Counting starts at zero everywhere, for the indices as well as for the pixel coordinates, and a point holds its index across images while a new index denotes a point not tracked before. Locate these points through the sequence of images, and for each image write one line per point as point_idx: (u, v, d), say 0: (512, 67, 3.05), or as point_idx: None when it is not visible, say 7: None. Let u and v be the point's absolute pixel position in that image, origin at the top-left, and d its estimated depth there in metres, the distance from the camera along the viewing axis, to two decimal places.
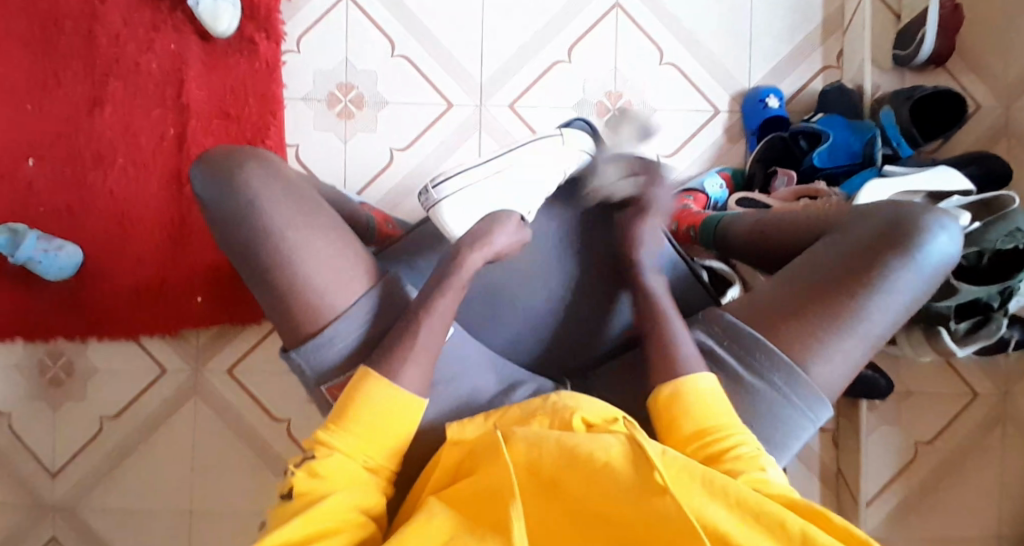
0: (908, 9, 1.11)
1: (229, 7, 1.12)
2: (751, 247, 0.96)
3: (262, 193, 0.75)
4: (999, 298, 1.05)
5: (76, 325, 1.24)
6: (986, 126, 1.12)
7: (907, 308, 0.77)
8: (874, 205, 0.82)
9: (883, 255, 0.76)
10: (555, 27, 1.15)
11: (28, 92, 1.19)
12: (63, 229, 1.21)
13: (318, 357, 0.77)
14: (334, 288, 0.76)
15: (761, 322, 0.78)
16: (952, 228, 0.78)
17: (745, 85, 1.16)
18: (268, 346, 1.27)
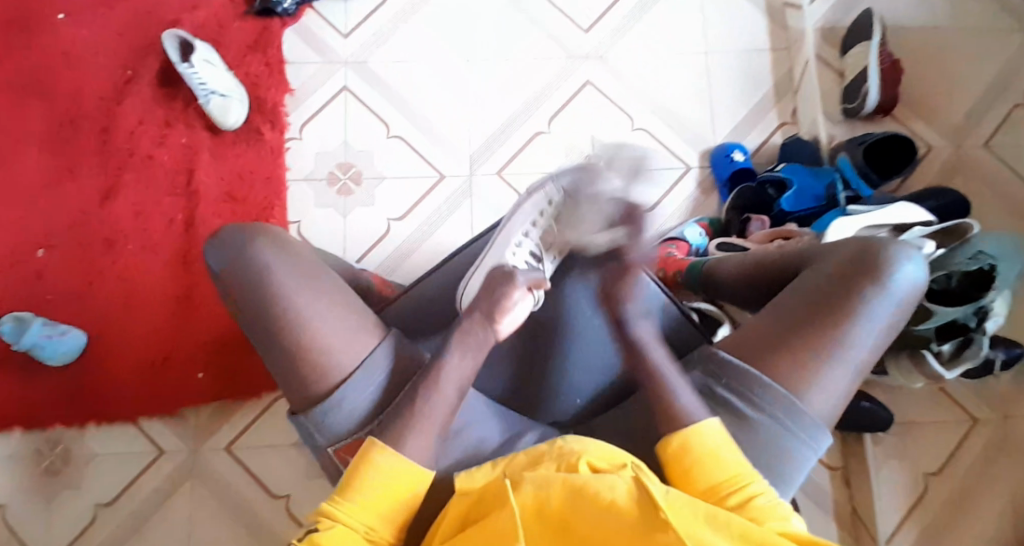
0: (851, 64, 1.23)
1: (239, 100, 1.22)
2: (738, 289, 0.98)
3: (272, 260, 0.78)
4: (975, 318, 1.07)
5: (77, 410, 1.26)
6: (939, 165, 1.22)
7: (887, 334, 0.79)
8: (844, 240, 0.85)
9: (857, 286, 0.78)
10: (537, 102, 1.24)
11: (44, 187, 1.28)
12: (70, 314, 1.26)
13: (329, 420, 0.77)
14: (342, 343, 0.77)
15: (750, 356, 0.80)
16: (920, 258, 0.80)
17: (711, 143, 1.25)
18: (269, 421, 1.27)
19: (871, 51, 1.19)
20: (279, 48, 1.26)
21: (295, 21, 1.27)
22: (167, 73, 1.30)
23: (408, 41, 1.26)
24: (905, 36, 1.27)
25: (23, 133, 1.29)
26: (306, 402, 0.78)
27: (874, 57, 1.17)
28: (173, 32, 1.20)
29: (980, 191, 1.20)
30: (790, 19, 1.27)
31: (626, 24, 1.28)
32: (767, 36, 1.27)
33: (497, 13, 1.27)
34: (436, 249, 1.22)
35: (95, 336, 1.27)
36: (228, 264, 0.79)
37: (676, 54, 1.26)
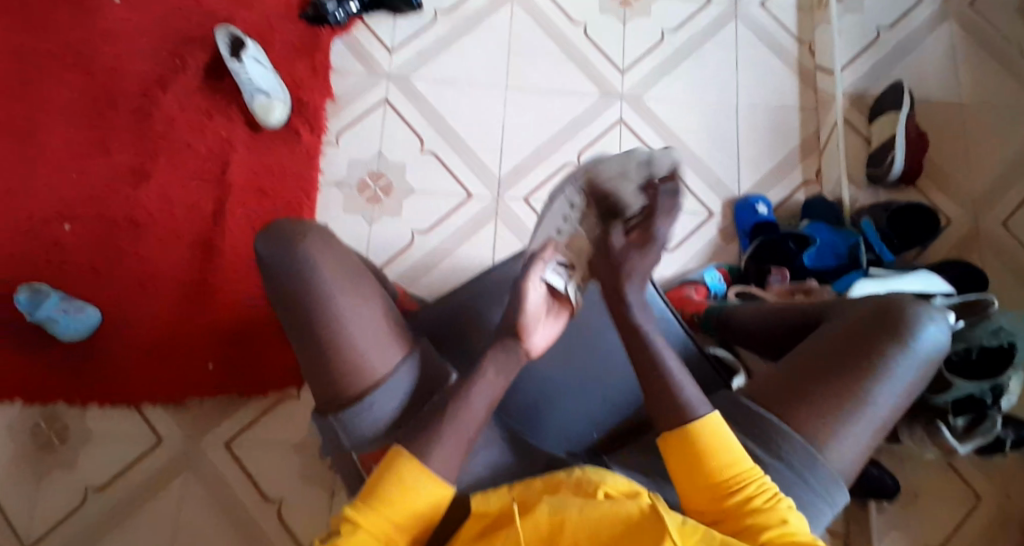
0: (878, 131, 1.27)
1: (282, 101, 1.25)
2: (760, 334, 1.03)
3: (322, 260, 0.82)
4: (991, 395, 1.11)
5: (80, 389, 1.26)
6: (956, 237, 1.26)
7: (908, 392, 0.83)
8: (865, 299, 0.89)
9: (881, 344, 0.82)
10: (567, 134, 1.26)
11: (77, 162, 1.30)
12: (85, 291, 1.27)
13: (355, 424, 0.82)
14: (376, 355, 0.82)
15: (774, 406, 0.82)
16: (942, 319, 0.85)
17: (735, 192, 1.28)
18: (273, 421, 1.28)
19: (899, 120, 1.23)
20: (327, 56, 1.28)
21: (345, 32, 1.30)
22: (212, 67, 1.32)
23: (451, 62, 1.28)
24: (931, 109, 1.30)
25: (61, 107, 1.31)
26: (337, 405, 0.82)
27: (904, 124, 1.21)
28: (227, 30, 1.24)
29: (992, 266, 1.25)
30: (821, 83, 1.29)
31: (666, 67, 1.28)
32: (797, 95, 1.29)
33: (539, 44, 1.28)
34: (457, 266, 1.25)
35: (107, 316, 1.28)
36: (274, 259, 0.82)
37: (711, 104, 1.27)
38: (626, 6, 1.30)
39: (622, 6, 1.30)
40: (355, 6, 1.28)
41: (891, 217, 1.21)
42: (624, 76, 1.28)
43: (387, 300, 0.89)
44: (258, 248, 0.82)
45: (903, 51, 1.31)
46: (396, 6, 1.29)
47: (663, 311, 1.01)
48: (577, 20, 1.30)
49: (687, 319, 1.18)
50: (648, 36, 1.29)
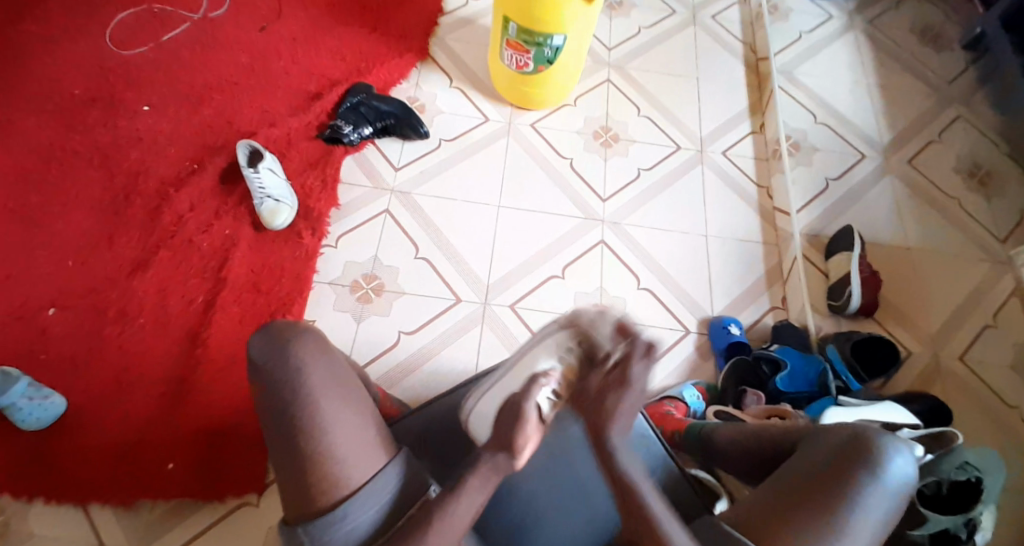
0: (835, 266, 1.35)
1: (289, 206, 1.34)
2: (732, 457, 1.02)
3: (309, 367, 0.84)
4: (966, 530, 1.00)
5: (27, 483, 1.15)
6: (919, 368, 1.29)
7: (880, 527, 0.83)
8: (836, 426, 0.91)
9: (852, 473, 0.84)
10: (551, 251, 1.36)
11: (74, 250, 1.30)
12: (57, 378, 1.21)
13: (327, 536, 0.79)
14: (354, 461, 0.82)
15: (752, 532, 0.83)
16: (908, 452, 0.86)
17: (708, 313, 1.35)
18: (227, 532, 1.16)
19: (852, 260, 1.33)
20: (337, 170, 1.40)
21: (357, 150, 1.43)
22: (227, 172, 1.39)
23: (449, 182, 1.41)
24: (882, 250, 1.39)
25: (70, 196, 1.34)
26: (308, 517, 0.81)
27: (856, 263, 1.30)
28: (247, 142, 1.34)
29: (956, 397, 1.26)
30: (780, 221, 1.42)
31: (641, 200, 1.42)
32: (759, 231, 1.42)
33: (531, 173, 1.43)
34: (439, 367, 1.27)
35: (74, 405, 1.20)
36: (266, 360, 0.84)
37: (682, 233, 1.40)
38: (606, 146, 1.47)
39: (604, 146, 1.47)
40: (368, 130, 1.43)
41: (854, 346, 1.25)
42: (605, 202, 1.41)
43: (374, 408, 0.89)
44: (251, 346, 0.85)
45: (851, 200, 1.44)
46: (404, 132, 1.44)
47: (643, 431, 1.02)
48: (564, 154, 1.45)
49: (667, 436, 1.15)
50: (626, 172, 1.44)
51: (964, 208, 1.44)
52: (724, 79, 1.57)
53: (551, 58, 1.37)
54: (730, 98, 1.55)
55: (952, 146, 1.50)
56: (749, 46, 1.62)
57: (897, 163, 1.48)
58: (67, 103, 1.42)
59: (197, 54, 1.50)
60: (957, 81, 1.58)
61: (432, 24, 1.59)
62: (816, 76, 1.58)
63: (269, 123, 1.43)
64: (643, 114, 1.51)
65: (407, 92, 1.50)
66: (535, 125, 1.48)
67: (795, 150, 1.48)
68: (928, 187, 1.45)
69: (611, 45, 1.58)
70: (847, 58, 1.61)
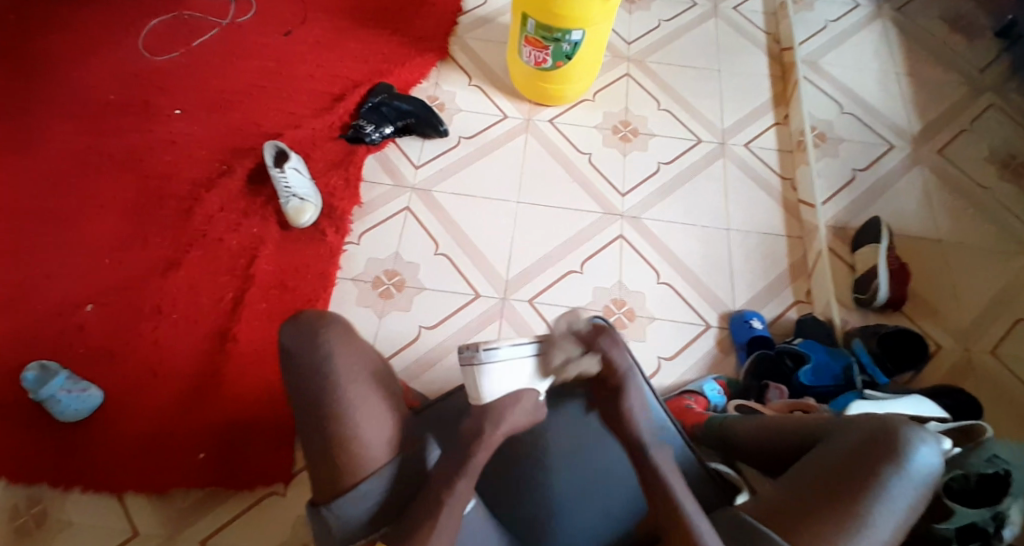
0: (861, 260, 1.32)
1: (314, 204, 1.37)
2: (755, 448, 0.99)
3: (339, 354, 0.85)
4: (995, 524, 0.95)
5: (65, 473, 1.20)
6: (951, 363, 1.25)
7: (905, 519, 0.81)
8: (860, 416, 0.89)
9: (876, 464, 0.82)
10: (570, 246, 1.37)
11: (111, 250, 1.35)
12: (93, 373, 1.26)
13: (348, 516, 0.83)
14: (378, 444, 0.84)
15: (776, 525, 0.81)
16: (935, 442, 0.84)
17: (730, 307, 1.32)
18: (253, 521, 1.19)
19: (880, 251, 1.29)
20: (360, 168, 1.43)
21: (379, 149, 1.46)
22: (254, 173, 1.43)
23: (469, 179, 1.43)
24: (911, 242, 1.35)
25: (107, 198, 1.39)
26: (332, 496, 0.84)
27: (883, 254, 1.26)
28: (273, 144, 1.37)
29: (988, 394, 1.22)
30: (804, 214, 1.40)
31: (660, 194, 1.41)
32: (782, 223, 1.40)
33: (550, 170, 1.44)
34: (459, 361, 1.28)
35: (110, 398, 1.25)
36: (295, 347, 0.85)
37: (703, 227, 1.39)
38: (625, 141, 1.47)
39: (622, 141, 1.47)
40: (390, 129, 1.45)
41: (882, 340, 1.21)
42: (624, 197, 1.41)
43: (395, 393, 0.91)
44: (281, 334, 0.86)
45: (878, 191, 1.41)
46: (425, 131, 1.46)
47: (663, 422, 1.00)
48: (582, 150, 1.46)
49: (688, 430, 1.12)
50: (645, 166, 1.44)
51: (998, 198, 1.39)
52: (746, 70, 1.55)
53: (568, 54, 1.38)
54: (752, 90, 1.53)
55: (984, 136, 1.45)
56: (772, 37, 1.60)
57: (926, 153, 1.44)
58: (104, 109, 1.48)
59: (226, 60, 1.55)
60: (989, 69, 1.54)
61: (452, 23, 1.61)
62: (841, 66, 1.55)
63: (295, 125, 1.47)
64: (663, 108, 1.50)
65: (427, 91, 1.53)
66: (554, 121, 1.49)
67: (819, 142, 1.45)
68: (959, 178, 1.41)
69: (630, 40, 1.57)
70: (873, 47, 1.58)
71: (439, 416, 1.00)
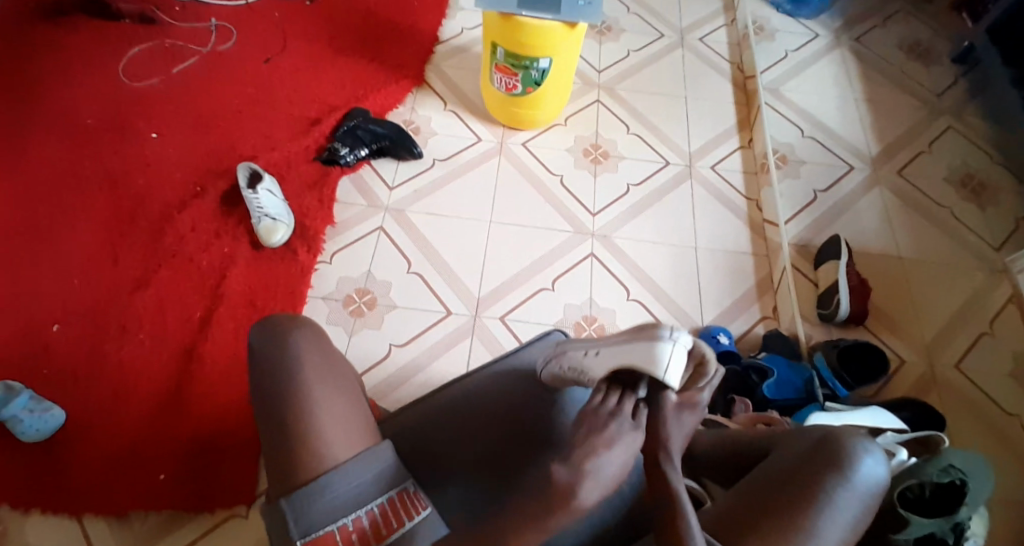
0: (823, 276, 1.34)
1: (286, 225, 1.38)
2: (716, 461, 0.98)
3: (303, 350, 0.87)
4: (953, 535, 0.94)
5: (23, 495, 1.17)
6: (914, 376, 1.26)
7: (852, 529, 0.80)
8: (809, 430, 0.89)
9: (820, 475, 0.82)
10: (541, 264, 1.38)
11: (80, 270, 1.35)
12: (56, 393, 1.24)
13: (311, 507, 0.79)
14: (342, 444, 0.83)
15: (725, 538, 0.80)
16: (880, 453, 0.84)
17: (699, 323, 1.34)
18: (217, 542, 1.17)
19: (839, 266, 1.31)
20: (333, 190, 1.45)
21: (353, 171, 1.48)
22: (228, 194, 1.45)
23: (440, 200, 1.45)
24: (873, 260, 1.38)
25: (79, 219, 1.40)
26: (292, 487, 0.81)
27: (842, 269, 1.28)
28: (248, 165, 1.40)
29: (952, 407, 1.24)
30: (769, 233, 1.42)
31: (631, 213, 1.44)
32: (749, 242, 1.42)
33: (521, 190, 1.46)
34: (430, 378, 1.28)
35: (72, 418, 1.23)
36: (260, 342, 0.87)
37: (671, 245, 1.41)
38: (597, 162, 1.50)
39: (593, 163, 1.50)
40: (364, 152, 1.47)
41: (841, 352, 1.23)
42: (594, 217, 1.43)
43: (363, 398, 0.91)
44: (252, 333, 0.89)
45: (841, 210, 1.44)
46: (399, 153, 1.49)
47: None
48: (554, 171, 1.48)
49: None
50: (616, 188, 1.47)
51: (957, 217, 1.43)
52: (712, 96, 1.60)
53: (537, 80, 1.42)
54: (720, 114, 1.58)
55: (942, 157, 1.50)
56: (736, 65, 1.66)
57: (887, 173, 1.48)
58: (82, 131, 1.50)
59: (204, 85, 1.57)
60: (946, 94, 1.60)
61: (428, 52, 1.65)
62: (803, 92, 1.60)
63: (269, 147, 1.49)
64: (632, 132, 1.54)
65: (403, 116, 1.56)
66: (526, 144, 1.52)
67: (782, 163, 1.49)
68: (919, 197, 1.45)
69: (600, 68, 1.62)
70: (834, 73, 1.63)
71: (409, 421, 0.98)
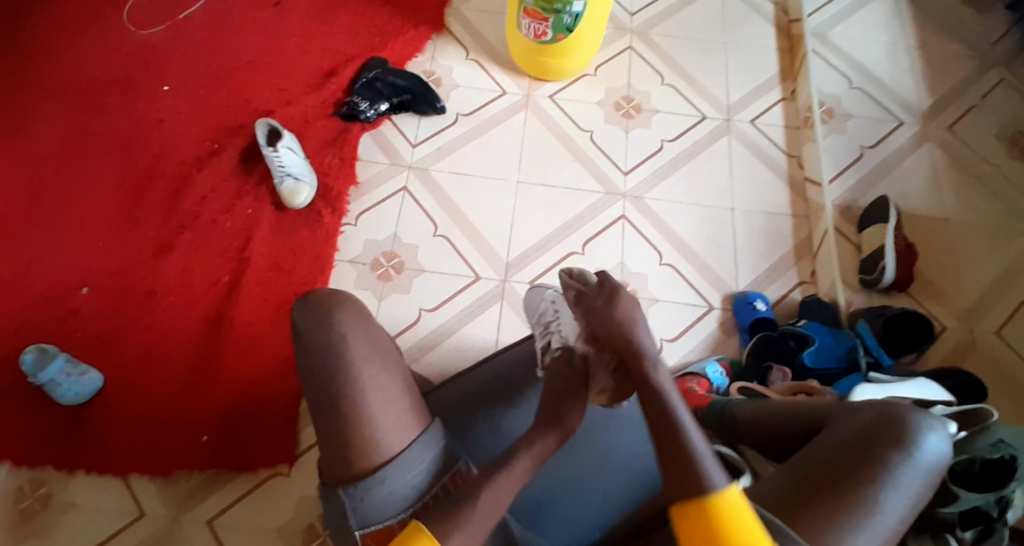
0: (867, 240, 1.29)
1: (308, 184, 1.33)
2: (761, 434, 0.96)
3: (350, 332, 0.82)
4: (997, 508, 0.94)
5: (67, 458, 1.17)
6: (952, 344, 1.23)
7: (911, 506, 0.78)
8: (866, 403, 0.86)
9: (881, 451, 0.79)
10: (572, 227, 1.34)
11: (102, 233, 1.32)
12: (89, 357, 1.23)
13: (366, 500, 0.77)
14: (395, 426, 0.79)
15: (782, 508, 0.78)
16: (944, 429, 0.82)
17: (734, 288, 1.30)
18: (259, 501, 1.17)
19: (886, 232, 1.26)
20: (355, 147, 1.39)
21: (373, 127, 1.42)
22: (247, 151, 1.39)
23: (466, 157, 1.39)
24: (919, 222, 1.33)
25: (95, 179, 1.36)
26: (349, 478, 0.78)
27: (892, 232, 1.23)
28: (266, 121, 1.34)
29: (992, 377, 1.21)
30: (810, 192, 1.37)
31: (664, 172, 1.38)
32: (787, 202, 1.37)
33: (549, 147, 1.40)
34: (460, 344, 1.26)
35: (108, 382, 1.22)
36: (305, 326, 0.83)
37: (706, 206, 1.36)
38: (628, 117, 1.43)
39: (625, 118, 1.43)
40: (384, 106, 1.41)
41: (887, 321, 1.18)
42: (626, 176, 1.38)
43: (411, 376, 0.87)
44: (292, 313, 0.84)
45: (886, 167, 1.37)
46: (421, 108, 1.42)
47: None
48: (584, 127, 1.42)
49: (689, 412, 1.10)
50: (648, 144, 1.40)
51: (1006, 176, 1.36)
52: (751, 42, 1.51)
53: (570, 26, 1.33)
54: (761, 62, 1.49)
55: (995, 111, 1.42)
56: (779, 7, 1.55)
57: (935, 129, 1.41)
58: (91, 86, 1.43)
59: (214, 34, 1.49)
60: (1001, 42, 1.49)
61: None
62: (850, 38, 1.50)
63: (286, 101, 1.43)
64: (666, 83, 1.46)
65: (424, 66, 1.48)
66: (554, 97, 1.45)
67: (827, 118, 1.42)
68: (968, 154, 1.38)
69: (633, 12, 1.53)
70: (883, 17, 1.53)
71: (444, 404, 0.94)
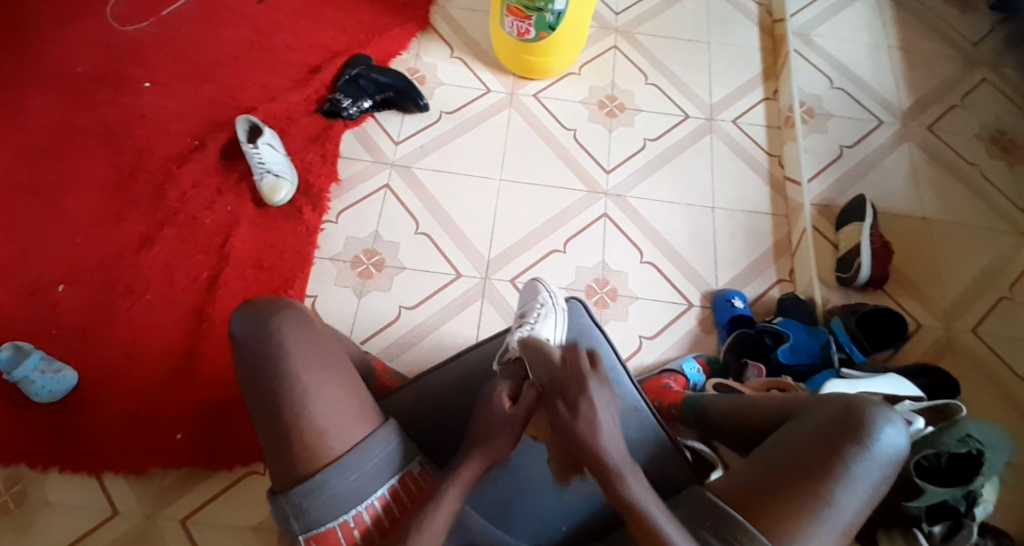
0: (845, 238, 1.30)
1: (289, 181, 1.33)
2: (729, 428, 0.97)
3: (290, 339, 0.81)
4: (964, 503, 0.95)
5: (42, 455, 1.17)
6: (929, 341, 1.24)
7: (868, 500, 0.77)
8: (829, 396, 0.85)
9: (838, 445, 0.78)
10: (553, 225, 1.34)
11: (83, 228, 1.32)
12: (67, 354, 1.23)
13: (308, 504, 0.77)
14: (341, 429, 0.80)
15: (742, 506, 0.78)
16: (901, 422, 0.80)
17: (713, 286, 1.31)
18: (236, 499, 1.18)
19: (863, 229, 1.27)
20: (337, 144, 1.40)
21: (356, 124, 1.42)
22: (229, 148, 1.39)
23: (450, 156, 1.39)
24: (896, 221, 1.33)
25: (77, 174, 1.35)
26: (291, 483, 0.79)
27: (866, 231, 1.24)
28: (247, 118, 1.34)
29: (968, 374, 1.21)
30: (790, 191, 1.37)
31: (644, 172, 1.39)
32: (769, 201, 1.38)
33: (532, 146, 1.40)
34: (440, 341, 1.27)
35: (84, 379, 1.22)
36: (248, 335, 0.82)
37: (688, 204, 1.36)
38: (612, 116, 1.43)
39: (609, 117, 1.43)
40: (367, 103, 1.42)
41: (860, 318, 1.19)
42: (609, 174, 1.38)
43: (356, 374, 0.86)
44: (231, 324, 0.83)
45: (865, 168, 1.38)
46: (405, 106, 1.42)
47: (636, 403, 0.95)
48: (567, 126, 1.42)
49: (663, 408, 1.11)
50: (631, 142, 1.41)
51: (985, 176, 1.37)
52: (735, 44, 1.52)
53: (552, 24, 1.33)
54: (744, 64, 1.50)
55: (976, 112, 1.43)
56: (764, 8, 1.57)
57: (916, 129, 1.42)
58: (75, 82, 1.43)
59: (198, 30, 1.49)
60: (983, 43, 1.49)
61: None
62: (834, 39, 1.52)
63: (269, 98, 1.43)
64: (650, 82, 1.47)
65: (408, 63, 1.48)
66: (538, 96, 1.45)
67: (809, 118, 1.43)
68: (947, 154, 1.39)
69: (618, 11, 1.54)
70: (867, 18, 1.54)
71: (419, 401, 0.94)
